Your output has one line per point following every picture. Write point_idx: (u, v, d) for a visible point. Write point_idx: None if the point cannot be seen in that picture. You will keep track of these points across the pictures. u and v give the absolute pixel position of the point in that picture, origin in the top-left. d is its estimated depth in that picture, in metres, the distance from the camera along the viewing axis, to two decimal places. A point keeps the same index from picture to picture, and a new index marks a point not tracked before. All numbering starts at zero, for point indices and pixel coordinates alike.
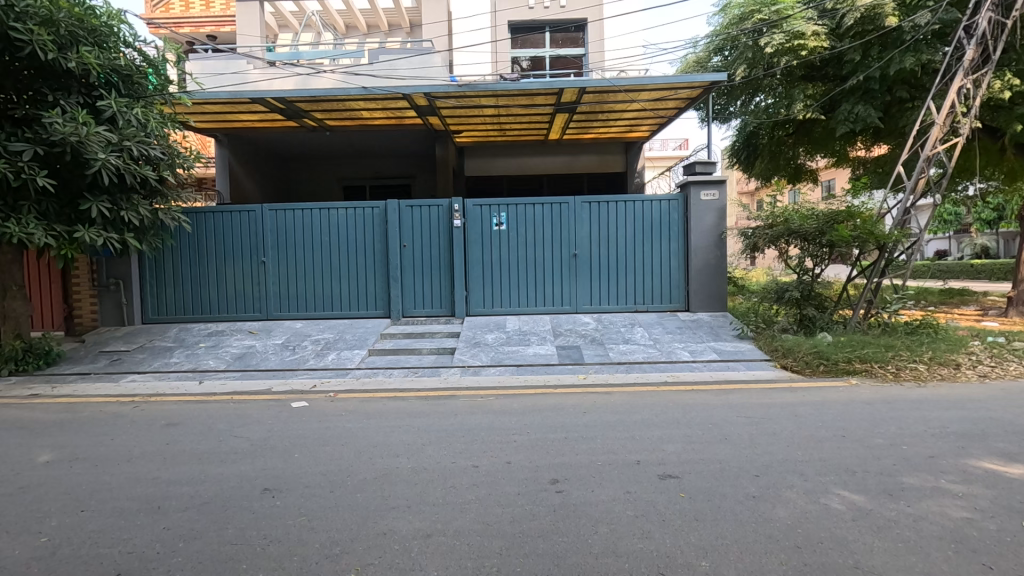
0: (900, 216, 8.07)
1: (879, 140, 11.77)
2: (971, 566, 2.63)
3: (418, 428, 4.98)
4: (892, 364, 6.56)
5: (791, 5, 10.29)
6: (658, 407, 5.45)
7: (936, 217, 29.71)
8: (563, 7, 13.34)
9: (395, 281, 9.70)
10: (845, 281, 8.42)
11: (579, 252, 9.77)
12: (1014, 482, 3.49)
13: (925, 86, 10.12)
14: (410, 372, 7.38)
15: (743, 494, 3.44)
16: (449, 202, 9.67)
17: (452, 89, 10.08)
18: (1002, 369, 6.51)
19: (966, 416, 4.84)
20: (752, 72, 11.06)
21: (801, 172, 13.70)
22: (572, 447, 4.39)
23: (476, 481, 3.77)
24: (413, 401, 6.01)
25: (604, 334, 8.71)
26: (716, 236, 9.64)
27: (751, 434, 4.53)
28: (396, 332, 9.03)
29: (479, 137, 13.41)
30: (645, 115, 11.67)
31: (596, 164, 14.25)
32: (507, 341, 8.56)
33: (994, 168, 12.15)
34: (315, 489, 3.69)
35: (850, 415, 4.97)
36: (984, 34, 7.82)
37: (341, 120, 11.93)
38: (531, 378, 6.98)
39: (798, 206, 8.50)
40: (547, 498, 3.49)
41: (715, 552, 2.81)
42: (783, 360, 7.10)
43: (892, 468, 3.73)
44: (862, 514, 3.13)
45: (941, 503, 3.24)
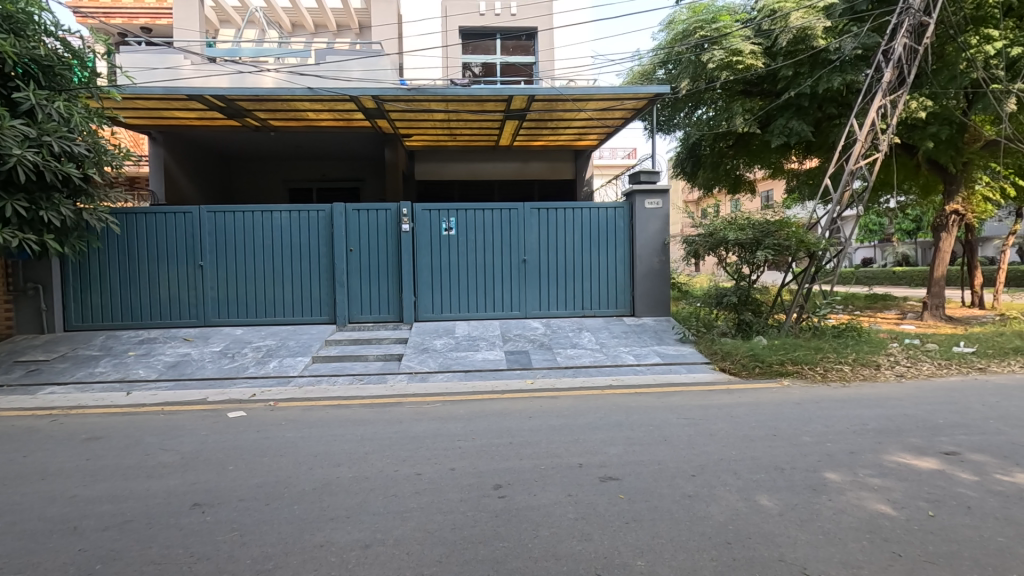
0: (828, 225, 8.58)
1: (810, 154, 12.49)
2: (883, 555, 2.81)
3: (361, 436, 4.89)
4: (820, 365, 6.96)
5: (730, 23, 10.80)
6: (602, 411, 5.56)
7: (862, 226, 31.88)
8: (514, 15, 13.39)
9: (341, 286, 9.49)
10: (780, 286, 8.85)
11: (528, 257, 9.85)
12: (923, 474, 3.76)
13: (850, 105, 10.81)
14: (355, 380, 7.23)
15: (679, 494, 3.55)
16: (397, 207, 9.57)
17: (401, 92, 9.99)
18: (917, 368, 7.01)
19: (883, 414, 5.19)
20: (695, 86, 11.45)
21: (740, 183, 14.35)
22: (517, 451, 4.42)
23: (418, 488, 3.73)
24: (357, 408, 5.89)
25: (552, 339, 8.81)
26: (660, 243, 9.94)
27: (689, 435, 4.69)
28: (342, 338, 8.83)
29: (429, 141, 13.33)
30: (592, 124, 11.94)
31: (546, 171, 14.44)
32: (456, 347, 8.53)
33: (911, 182, 13.13)
34: (249, 502, 3.55)
35: (780, 415, 5.23)
36: (901, 58, 8.43)
37: (286, 120, 11.59)
38: (479, 384, 6.97)
39: (736, 216, 8.88)
40: (490, 503, 3.49)
41: (651, 552, 2.88)
42: (722, 362, 7.41)
43: (816, 464, 3.95)
44: (789, 509, 3.30)
45: (859, 496, 3.46)
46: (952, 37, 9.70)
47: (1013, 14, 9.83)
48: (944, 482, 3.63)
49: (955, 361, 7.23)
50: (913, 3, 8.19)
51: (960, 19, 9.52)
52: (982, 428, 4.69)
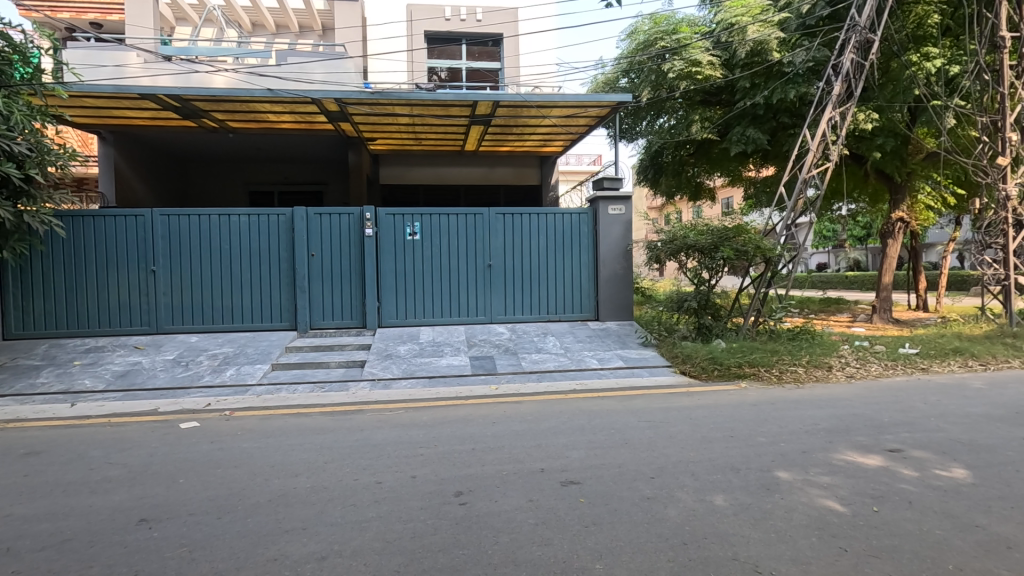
0: (784, 231, 8.87)
1: (767, 162, 12.92)
2: (831, 551, 2.91)
3: (321, 445, 4.78)
4: (776, 367, 7.17)
5: (690, 34, 11.05)
6: (566, 415, 5.60)
7: (817, 232, 33.19)
8: (479, 21, 13.43)
9: (302, 291, 9.29)
10: (739, 290, 9.11)
11: (492, 262, 9.86)
12: (869, 472, 3.91)
13: (803, 116, 11.23)
14: (317, 387, 7.07)
15: (639, 496, 3.60)
16: (360, 211, 9.45)
17: (365, 96, 9.90)
18: (866, 369, 7.31)
19: (833, 413, 5.40)
20: (656, 94, 11.70)
21: (701, 190, 14.74)
22: (479, 457, 4.40)
23: (378, 497, 3.67)
24: (317, 417, 5.76)
25: (518, 343, 8.83)
26: (623, 248, 10.09)
27: (649, 438, 4.76)
28: (303, 344, 8.65)
29: (394, 145, 13.21)
30: (557, 130, 12.06)
31: (512, 177, 14.50)
32: (420, 353, 8.45)
33: (861, 190, 13.74)
34: (200, 516, 3.43)
35: (737, 416, 5.37)
36: (849, 73, 8.81)
37: (245, 121, 11.31)
38: (443, 390, 6.92)
39: (697, 222, 9.11)
40: (450, 511, 3.46)
41: (609, 555, 2.91)
42: (683, 366, 7.59)
43: (769, 464, 4.07)
44: (743, 509, 3.38)
45: (810, 493, 3.57)
46: (895, 54, 10.20)
47: (950, 33, 10.40)
48: (888, 478, 3.79)
49: (900, 361, 7.59)
50: (859, 20, 8.59)
51: (903, 36, 10.01)
52: (923, 426, 4.92)
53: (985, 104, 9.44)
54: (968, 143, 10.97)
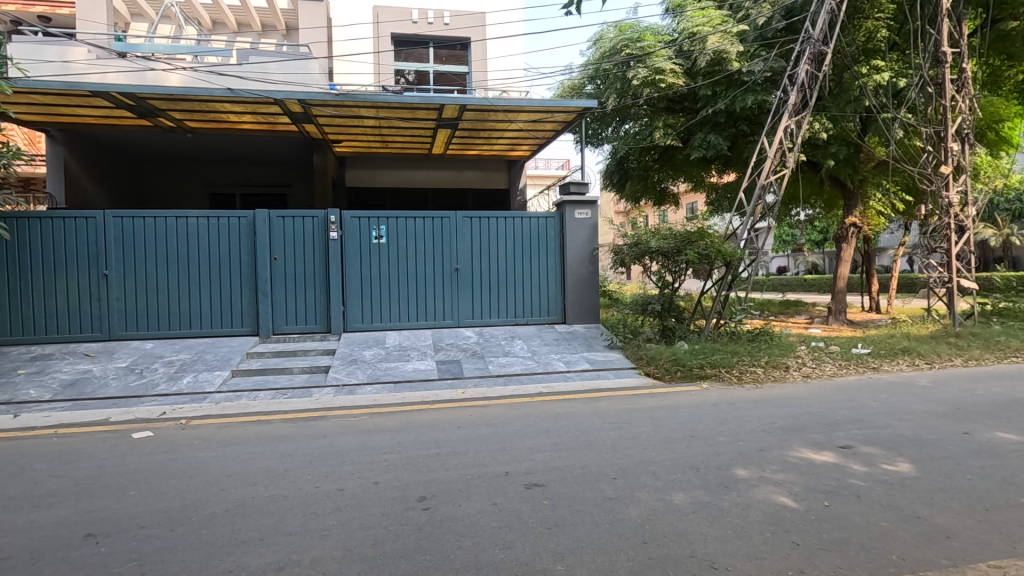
0: (744, 236, 9.10)
1: (729, 169, 13.29)
2: (783, 545, 3.00)
3: (281, 453, 4.68)
4: (736, 368, 7.36)
5: (654, 43, 11.29)
6: (531, 418, 5.63)
7: (777, 237, 34.21)
8: (446, 25, 13.42)
9: (264, 296, 9.07)
10: (701, 293, 9.33)
11: (460, 266, 9.84)
12: (821, 468, 4.05)
13: (761, 124, 11.59)
14: (279, 394, 6.92)
15: (601, 497, 3.64)
16: (324, 214, 9.31)
17: (330, 97, 9.77)
18: (821, 369, 7.58)
19: (790, 412, 5.58)
20: (622, 101, 11.89)
21: (665, 195, 15.04)
22: (443, 462, 4.38)
23: (340, 505, 3.62)
24: (278, 424, 5.64)
25: (485, 347, 8.82)
26: (590, 252, 10.20)
27: (613, 439, 4.82)
28: (265, 350, 8.46)
29: (360, 147, 13.06)
30: (524, 135, 12.13)
31: (480, 180, 14.48)
32: (386, 357, 8.36)
33: (817, 196, 14.27)
34: (151, 529, 3.31)
35: (699, 416, 5.49)
36: (804, 84, 9.15)
37: (204, 121, 11.00)
38: (409, 394, 6.87)
39: (660, 226, 9.28)
40: (413, 516, 3.44)
41: (570, 556, 2.93)
42: (648, 367, 7.75)
43: (728, 463, 4.17)
44: (701, 506, 3.46)
45: (765, 490, 3.68)
46: (847, 66, 10.62)
47: (897, 48, 10.90)
48: (839, 474, 3.93)
49: (853, 361, 7.89)
50: (813, 33, 8.95)
51: (853, 49, 10.45)
52: (873, 423, 5.13)
53: (930, 116, 9.94)
54: (914, 152, 11.51)
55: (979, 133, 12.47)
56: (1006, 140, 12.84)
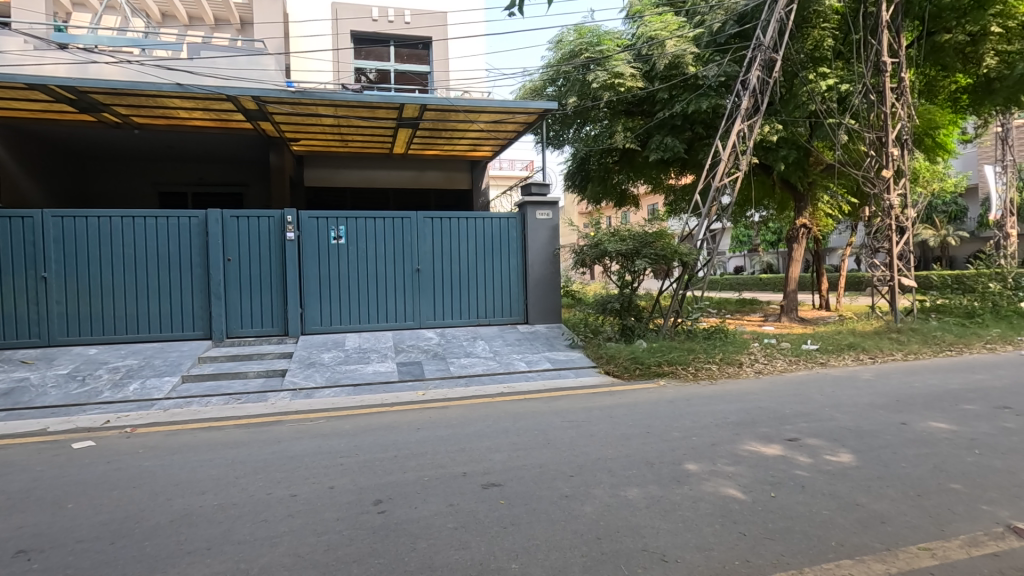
0: (700, 237, 9.33)
1: (686, 171, 13.64)
2: (731, 536, 3.09)
3: (232, 460, 4.54)
4: (692, 365, 7.55)
5: (613, 47, 11.47)
6: (491, 418, 5.64)
7: (733, 237, 35.22)
8: (407, 23, 13.30)
9: (217, 298, 8.79)
10: (659, 293, 9.54)
11: (421, 267, 9.76)
12: (769, 460, 4.20)
13: (715, 127, 11.92)
14: (232, 399, 6.72)
15: (557, 495, 3.68)
16: (281, 214, 9.09)
17: (286, 95, 9.54)
18: (772, 365, 7.86)
19: (742, 407, 5.76)
20: (582, 103, 12.02)
21: (626, 197, 15.31)
22: (401, 464, 4.34)
23: (292, 511, 3.54)
24: (231, 430, 5.47)
25: (447, 348, 8.77)
26: (551, 252, 10.27)
27: (571, 437, 4.87)
28: (218, 354, 8.19)
29: (318, 146, 12.80)
30: (485, 136, 12.12)
31: (442, 180, 14.40)
32: (346, 360, 8.22)
33: (769, 198, 14.80)
34: (90, 543, 3.16)
35: (655, 413, 5.61)
36: (756, 89, 9.47)
37: (152, 117, 10.57)
38: (368, 397, 6.77)
39: (619, 227, 9.43)
40: (368, 520, 3.39)
41: (525, 554, 2.95)
42: (607, 366, 7.87)
43: (681, 457, 4.27)
44: (654, 501, 3.53)
45: (716, 483, 3.79)
46: (796, 73, 11.02)
47: (842, 57, 11.38)
48: (785, 465, 4.09)
49: (802, 357, 8.21)
50: (764, 40, 9.29)
51: (801, 57, 10.88)
52: (819, 416, 5.35)
53: (872, 122, 10.44)
54: (858, 157, 12.06)
55: (917, 138, 13.18)
56: (942, 146, 13.59)
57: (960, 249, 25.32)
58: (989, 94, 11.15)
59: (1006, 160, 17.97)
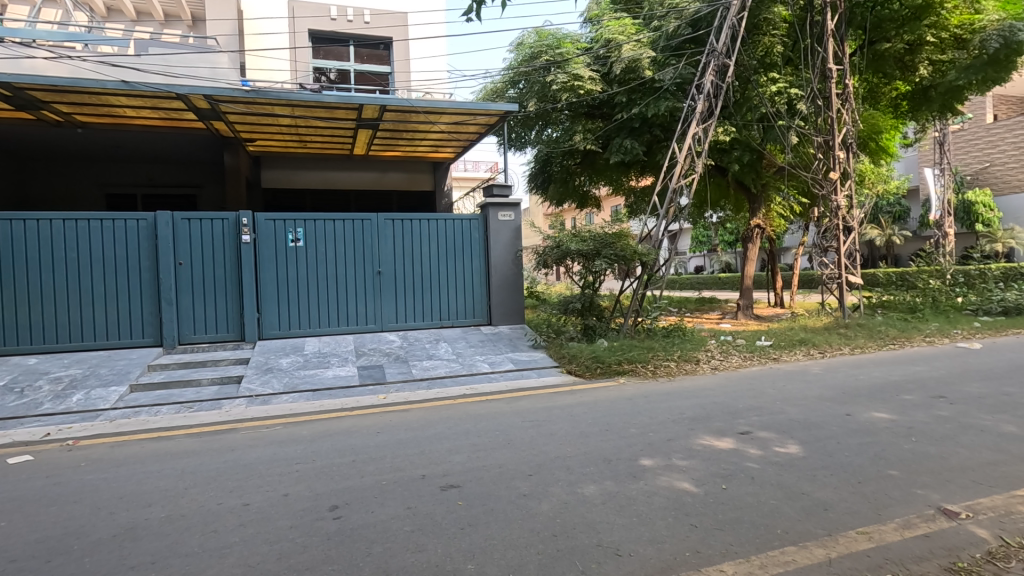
0: (657, 238, 9.51)
1: (645, 173, 13.92)
2: (683, 528, 3.17)
3: (182, 470, 4.39)
4: (651, 363, 7.72)
5: (572, 49, 11.63)
6: (452, 420, 5.63)
7: (693, 238, 36.09)
8: (367, 23, 13.13)
9: (168, 303, 8.48)
10: (619, 293, 9.68)
11: (382, 269, 9.64)
12: (721, 454, 4.32)
13: (672, 130, 12.17)
14: (184, 407, 6.49)
15: (515, 494, 3.70)
16: (236, 216, 8.85)
17: (240, 94, 9.29)
18: (727, 361, 8.09)
19: (698, 402, 5.91)
20: (542, 105, 12.12)
21: (588, 198, 15.50)
22: (359, 469, 4.28)
23: (244, 520, 3.45)
24: (182, 440, 5.29)
25: (409, 351, 8.70)
26: (513, 254, 10.31)
27: (531, 437, 4.90)
28: (170, 362, 7.91)
29: (276, 147, 12.51)
30: (447, 137, 12.06)
31: (404, 182, 14.26)
32: (305, 365, 8.06)
33: (725, 199, 15.24)
34: (23, 562, 3.01)
35: (614, 410, 5.70)
36: (710, 93, 9.75)
37: (96, 115, 10.13)
38: (327, 402, 6.65)
39: (580, 228, 9.54)
40: (323, 526, 3.34)
41: (482, 554, 2.96)
42: (569, 365, 7.94)
43: (638, 453, 4.36)
44: (610, 497, 3.60)
45: (669, 477, 3.89)
46: (748, 79, 11.39)
47: (791, 63, 11.80)
48: (737, 458, 4.22)
49: (756, 353, 8.49)
50: (717, 46, 9.57)
51: (752, 64, 11.25)
52: (769, 409, 5.54)
53: (820, 125, 10.87)
54: (808, 159, 12.52)
55: (862, 142, 13.77)
56: (885, 149, 14.23)
57: (904, 248, 26.40)
58: (925, 101, 11.82)
59: (943, 163, 18.95)
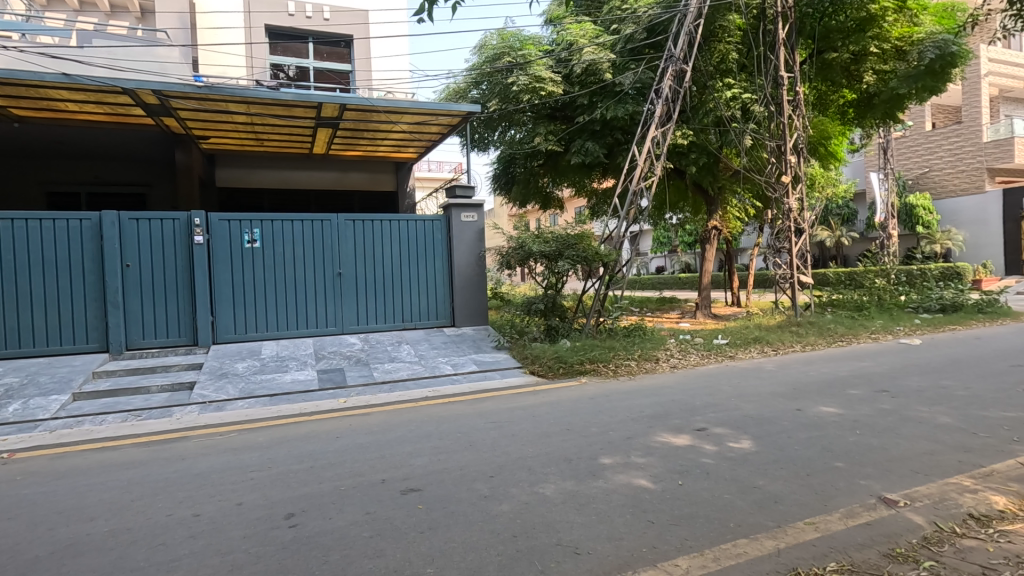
0: (618, 239, 9.64)
1: (607, 175, 14.14)
2: (641, 524, 3.24)
3: (128, 481, 4.21)
4: (613, 362, 7.85)
5: (534, 52, 11.69)
6: (413, 423, 5.57)
7: (655, 239, 36.90)
8: (326, 20, 12.88)
9: (115, 307, 8.11)
10: (581, 294, 9.78)
11: (343, 271, 9.47)
12: (678, 451, 4.42)
13: (633, 133, 12.41)
14: (132, 416, 6.21)
15: (476, 496, 3.69)
16: (188, 216, 8.55)
17: (192, 90, 8.98)
18: (686, 359, 8.30)
19: (657, 400, 6.03)
20: (505, 106, 12.14)
21: (551, 200, 15.62)
22: (316, 475, 4.19)
23: (195, 531, 3.33)
24: (129, 449, 5.07)
25: (370, 354, 8.58)
26: (477, 255, 10.29)
27: (493, 438, 4.91)
28: (116, 368, 7.57)
29: (231, 144, 12.14)
30: (409, 137, 11.94)
31: (366, 182, 14.04)
32: (262, 369, 7.84)
33: (684, 200, 15.63)
34: None
35: (576, 410, 5.76)
36: (668, 97, 9.98)
37: (35, 109, 9.62)
38: (285, 407, 6.48)
39: (542, 229, 9.59)
40: (278, 535, 3.25)
41: (441, 557, 2.94)
42: (532, 366, 7.97)
43: (598, 452, 4.41)
44: (570, 496, 3.63)
45: (628, 475, 3.95)
46: (705, 84, 11.70)
47: (745, 70, 12.18)
48: (693, 454, 4.32)
49: (714, 351, 8.73)
50: (675, 52, 9.80)
51: (708, 69, 11.56)
52: (725, 406, 5.70)
53: (772, 131, 11.28)
54: (762, 163, 12.94)
55: (812, 147, 14.33)
56: (834, 155, 14.85)
57: (852, 248, 27.67)
58: (870, 109, 12.41)
59: (886, 168, 19.91)
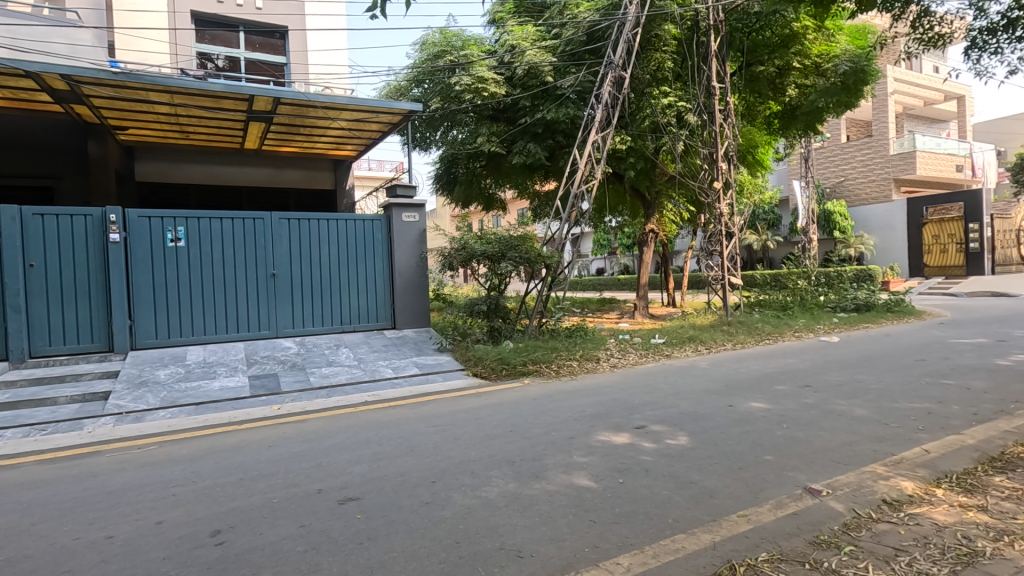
0: (560, 241, 9.73)
1: (549, 177, 14.30)
2: (583, 524, 3.26)
3: (28, 504, 3.81)
4: (555, 363, 7.93)
5: (476, 52, 11.63)
6: (352, 429, 5.39)
7: (595, 241, 37.81)
8: (258, 9, 12.32)
9: (16, 311, 7.38)
10: (524, 295, 9.80)
11: (277, 271, 9.05)
12: (619, 449, 4.49)
13: (574, 137, 12.63)
14: (35, 430, 5.66)
15: (418, 503, 3.60)
16: (102, 211, 7.90)
17: (107, 76, 8.33)
18: (625, 359, 8.51)
19: (598, 400, 6.13)
20: (447, 105, 12.01)
21: (494, 201, 15.61)
22: (246, 488, 3.96)
23: (107, 555, 3.06)
24: (31, 467, 4.61)
25: (306, 358, 8.25)
26: (418, 255, 10.10)
27: (435, 442, 4.82)
28: (18, 379, 6.90)
29: (152, 136, 11.37)
30: (347, 134, 11.60)
31: (302, 179, 13.50)
32: (187, 376, 7.37)
33: (623, 203, 16.03)
34: None
35: (519, 411, 5.76)
36: (607, 102, 10.20)
37: None
38: (213, 416, 6.11)
39: (485, 230, 9.54)
40: (203, 554, 3.04)
41: (380, 568, 2.84)
42: (475, 368, 7.91)
43: (541, 453, 4.42)
44: (513, 498, 3.61)
45: (571, 475, 3.98)
46: (642, 92, 12.05)
47: (680, 79, 12.62)
48: (633, 452, 4.41)
49: (651, 350, 8.99)
50: (615, 59, 10.01)
51: (646, 77, 11.91)
52: (662, 403, 5.87)
53: (705, 138, 11.77)
54: (696, 169, 13.47)
55: (742, 155, 15.06)
56: (761, 163, 15.66)
57: (777, 251, 29.38)
58: (793, 120, 13.20)
59: (807, 176, 21.23)
